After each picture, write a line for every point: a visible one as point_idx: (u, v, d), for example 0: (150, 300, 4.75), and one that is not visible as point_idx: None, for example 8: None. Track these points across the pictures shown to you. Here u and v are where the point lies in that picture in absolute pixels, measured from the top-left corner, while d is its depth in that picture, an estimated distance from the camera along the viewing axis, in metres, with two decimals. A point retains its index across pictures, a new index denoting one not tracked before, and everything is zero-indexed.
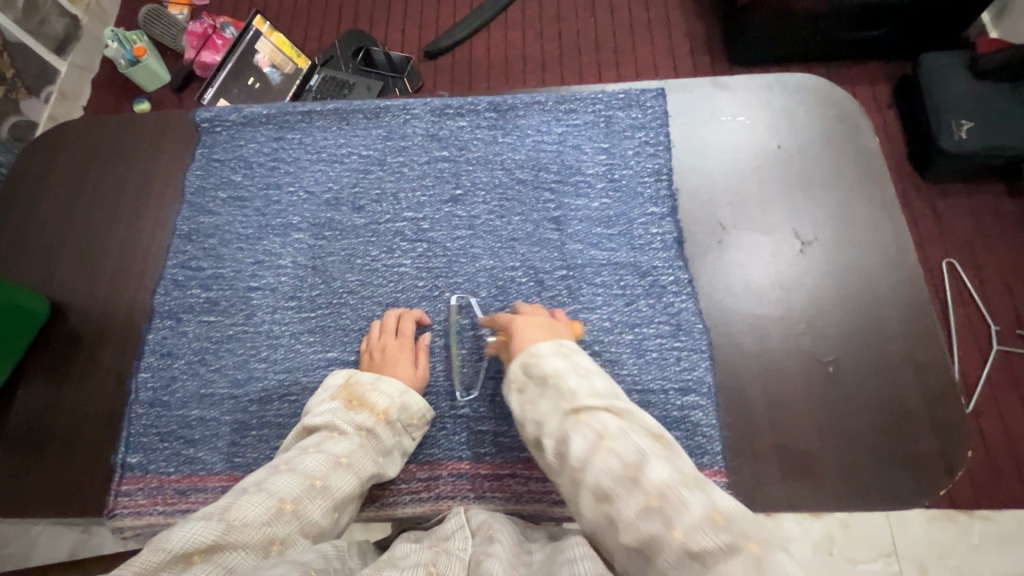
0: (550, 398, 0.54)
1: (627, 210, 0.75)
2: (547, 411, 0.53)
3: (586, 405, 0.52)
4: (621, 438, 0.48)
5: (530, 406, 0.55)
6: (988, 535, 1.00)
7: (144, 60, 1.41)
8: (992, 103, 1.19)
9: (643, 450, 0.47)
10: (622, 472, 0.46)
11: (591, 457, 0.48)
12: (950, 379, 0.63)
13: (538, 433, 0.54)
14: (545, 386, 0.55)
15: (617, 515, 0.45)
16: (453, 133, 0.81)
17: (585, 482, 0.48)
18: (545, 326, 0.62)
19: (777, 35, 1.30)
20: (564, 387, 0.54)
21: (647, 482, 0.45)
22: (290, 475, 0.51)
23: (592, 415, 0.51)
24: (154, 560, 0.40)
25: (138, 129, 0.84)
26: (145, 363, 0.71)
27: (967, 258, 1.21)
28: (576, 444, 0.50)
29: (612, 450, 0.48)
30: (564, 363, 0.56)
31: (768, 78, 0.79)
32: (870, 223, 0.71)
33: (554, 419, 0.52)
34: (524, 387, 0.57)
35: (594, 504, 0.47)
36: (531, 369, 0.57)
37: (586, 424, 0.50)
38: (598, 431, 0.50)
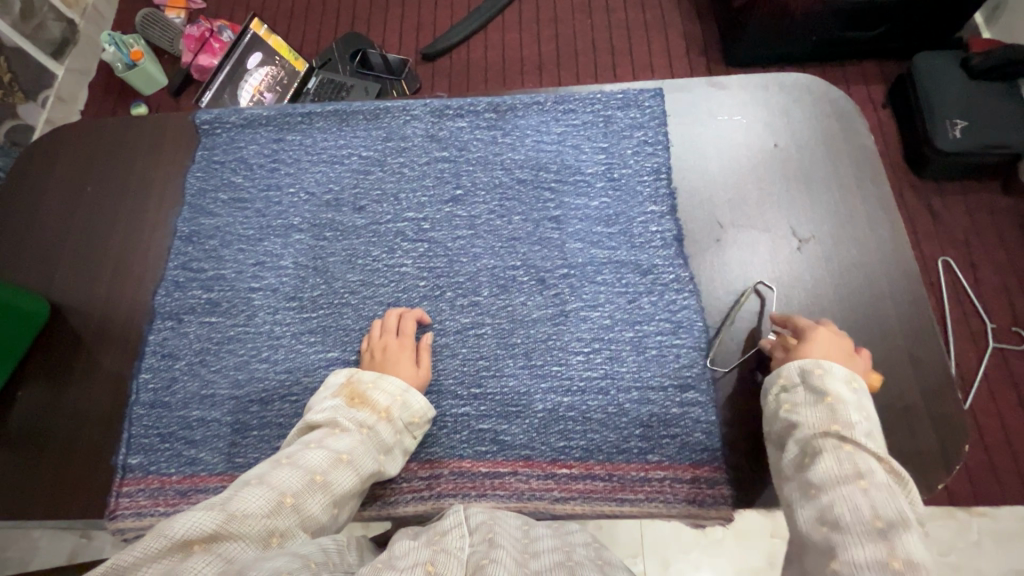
0: (819, 411, 0.53)
1: (628, 209, 0.76)
2: (812, 420, 0.52)
3: (858, 441, 0.50)
4: (883, 491, 0.46)
5: (792, 408, 0.55)
6: (988, 532, 1.00)
7: (141, 64, 1.42)
8: (985, 103, 1.21)
9: (904, 517, 0.45)
10: (872, 524, 0.44)
11: (841, 486, 0.47)
12: (950, 375, 0.63)
13: (786, 434, 0.54)
14: (818, 401, 0.54)
15: (841, 546, 0.44)
16: (453, 134, 0.81)
17: (817, 501, 0.48)
18: (844, 351, 0.59)
19: (772, 35, 1.31)
20: (840, 414, 0.52)
21: (896, 543, 0.43)
22: (292, 470, 0.51)
23: (858, 450, 0.49)
24: (153, 546, 0.40)
25: (138, 131, 0.84)
26: (146, 364, 0.71)
27: (963, 256, 1.21)
28: (827, 464, 0.49)
29: (866, 493, 0.46)
30: (848, 394, 0.54)
31: (765, 78, 0.80)
32: (869, 220, 0.71)
33: (815, 430, 0.52)
34: (792, 388, 0.56)
35: (816, 521, 0.47)
36: (810, 378, 0.55)
37: (848, 455, 0.49)
38: (861, 469, 0.48)
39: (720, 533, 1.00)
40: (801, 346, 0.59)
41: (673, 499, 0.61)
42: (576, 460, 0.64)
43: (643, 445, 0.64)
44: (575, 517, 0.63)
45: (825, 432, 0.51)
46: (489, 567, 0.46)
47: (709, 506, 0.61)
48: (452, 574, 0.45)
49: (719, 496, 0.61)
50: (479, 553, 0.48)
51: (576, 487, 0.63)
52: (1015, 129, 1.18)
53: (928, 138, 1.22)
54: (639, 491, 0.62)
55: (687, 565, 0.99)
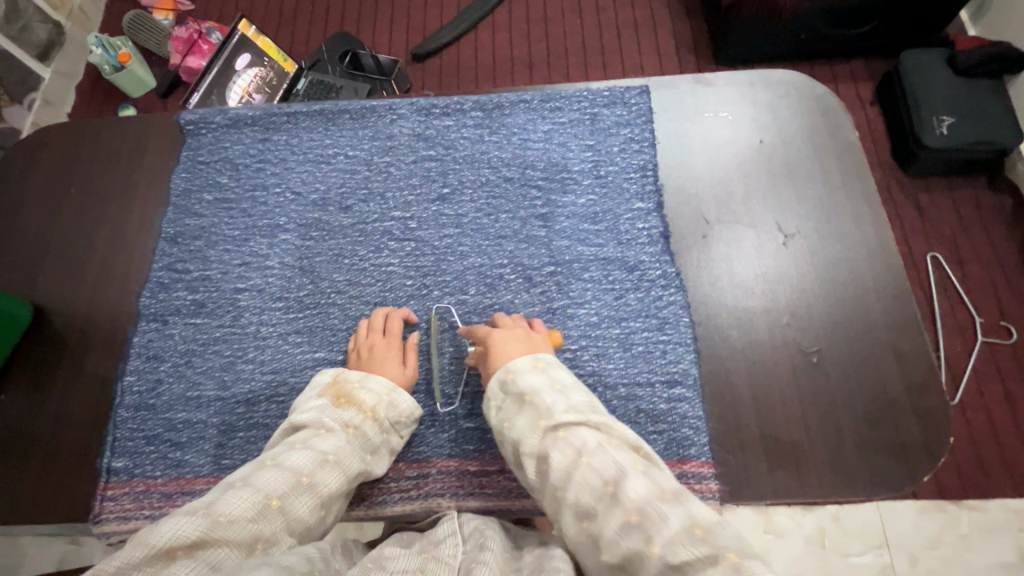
0: (526, 416, 0.54)
1: (614, 206, 0.76)
2: (524, 428, 0.54)
3: (563, 423, 0.52)
4: (598, 453, 0.48)
5: (509, 422, 0.56)
6: (976, 525, 1.01)
7: (129, 65, 1.41)
8: (969, 100, 1.22)
9: (621, 466, 0.47)
10: (602, 490, 0.46)
11: (571, 475, 0.48)
12: (931, 368, 0.64)
13: (516, 450, 0.54)
14: (522, 404, 0.55)
15: (600, 534, 0.45)
16: (440, 132, 0.81)
17: (564, 499, 0.48)
18: (519, 339, 0.63)
19: (760, 34, 1.32)
20: (540, 404, 0.54)
21: (625, 496, 0.45)
22: (277, 471, 0.51)
23: (569, 430, 0.51)
24: (135, 555, 0.40)
25: (121, 132, 0.83)
26: (132, 366, 0.71)
27: (950, 251, 1.22)
28: (555, 460, 0.50)
29: (590, 466, 0.48)
30: (543, 380, 0.56)
31: (749, 75, 0.81)
32: (852, 214, 0.72)
33: (532, 437, 0.53)
34: (502, 405, 0.57)
35: (574, 520, 0.47)
36: (508, 387, 0.57)
37: (565, 440, 0.50)
38: (578, 447, 0.49)
39: None
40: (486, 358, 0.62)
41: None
42: None
43: None
44: None
45: (539, 432, 0.52)
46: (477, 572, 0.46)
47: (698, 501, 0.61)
48: None
49: (707, 490, 0.61)
50: (469, 558, 0.48)
51: None
52: (998, 126, 1.20)
53: (915, 134, 1.23)
54: None
55: None
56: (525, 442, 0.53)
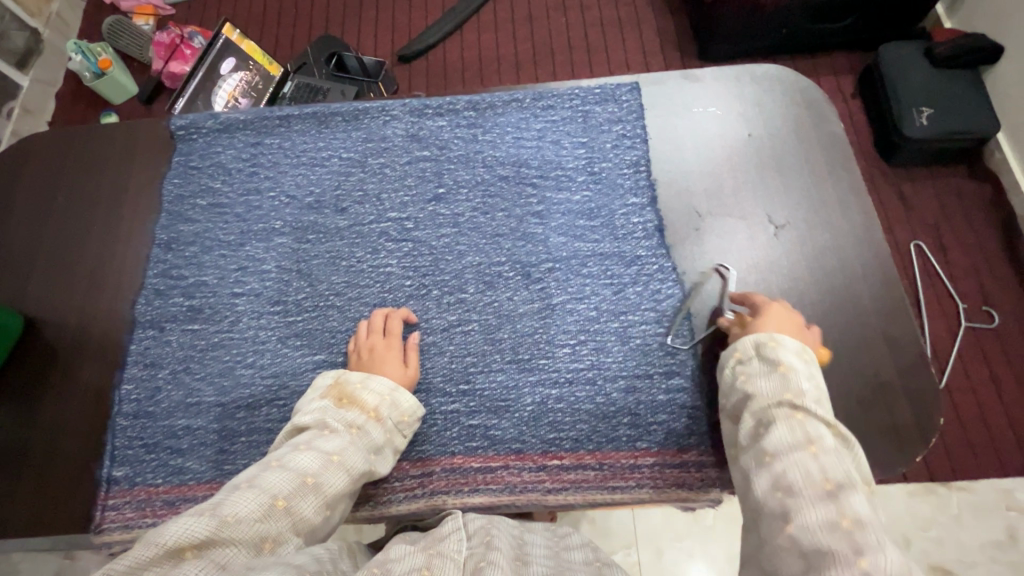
0: (772, 382, 0.53)
1: (609, 202, 0.77)
2: (766, 391, 0.53)
3: (808, 409, 0.49)
4: (833, 455, 0.46)
5: (748, 380, 0.55)
6: (967, 504, 1.04)
7: (110, 72, 1.39)
8: (946, 92, 1.25)
9: (854, 480, 0.44)
10: (822, 486, 0.44)
11: (793, 452, 0.46)
12: (922, 351, 0.66)
13: (743, 405, 0.54)
14: (771, 371, 0.54)
15: (796, 511, 0.43)
16: (433, 133, 0.82)
17: (770, 467, 0.47)
18: (795, 326, 0.61)
19: (744, 30, 1.34)
20: (792, 383, 0.52)
21: (846, 502, 0.42)
22: (282, 472, 0.50)
23: (810, 419, 0.49)
24: (145, 554, 0.39)
25: (110, 139, 0.82)
26: (128, 375, 0.70)
27: (934, 239, 1.25)
28: (779, 431, 0.49)
29: (817, 458, 0.46)
30: (801, 364, 0.54)
31: (737, 71, 0.82)
32: (842, 204, 0.73)
33: (768, 401, 0.52)
34: (749, 363, 0.56)
35: (768, 488, 0.46)
36: (764, 351, 0.56)
37: (799, 422, 0.49)
38: (811, 436, 0.47)
39: (710, 519, 1.01)
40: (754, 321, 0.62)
41: (662, 484, 0.63)
42: (566, 451, 0.64)
43: (631, 433, 0.65)
44: (568, 507, 0.64)
45: (776, 402, 0.51)
46: (484, 569, 0.46)
47: (697, 489, 0.62)
48: None
49: (707, 479, 0.62)
50: (476, 555, 0.49)
51: (567, 477, 0.63)
52: (975, 116, 1.23)
53: (896, 126, 1.25)
54: (628, 478, 0.63)
55: (680, 553, 1.00)
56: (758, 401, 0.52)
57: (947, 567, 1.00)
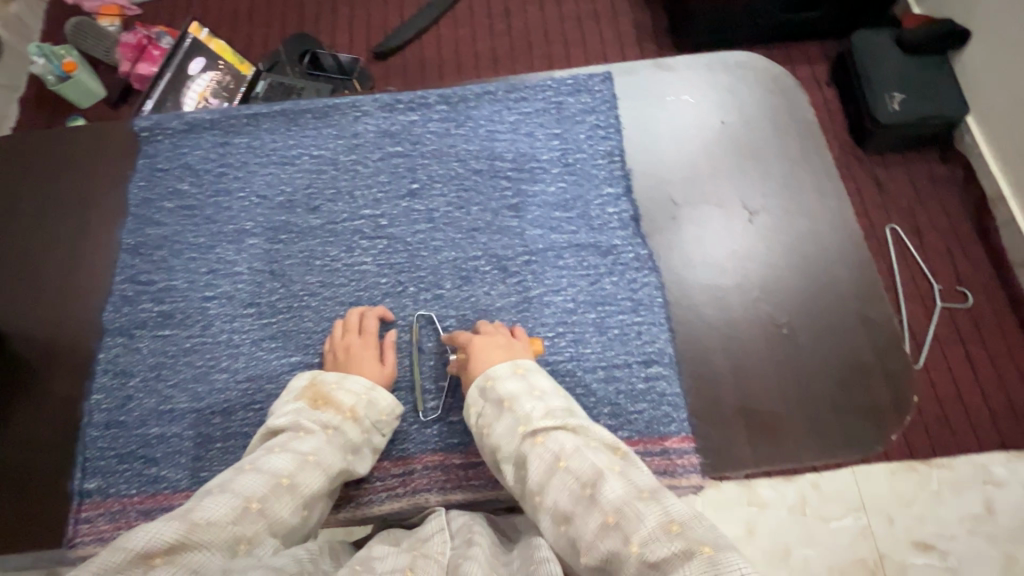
0: (506, 422, 0.55)
1: (584, 193, 0.76)
2: (504, 434, 0.55)
3: (542, 428, 0.53)
4: (577, 456, 0.49)
5: (488, 430, 0.56)
6: (946, 481, 1.06)
7: (76, 75, 1.35)
8: (916, 77, 1.27)
9: (598, 468, 0.48)
10: (581, 493, 0.47)
11: (550, 480, 0.49)
12: (895, 331, 0.67)
13: (497, 457, 0.55)
14: (501, 411, 0.56)
15: (577, 535, 0.45)
16: (406, 128, 0.80)
17: (544, 505, 0.48)
18: (499, 346, 0.63)
19: (717, 19, 1.34)
20: (518, 410, 0.55)
21: (602, 500, 0.45)
22: (255, 475, 0.48)
23: (547, 435, 0.52)
24: (113, 560, 0.38)
25: (71, 142, 0.80)
26: (99, 384, 0.68)
27: (908, 222, 1.27)
28: (533, 468, 0.51)
29: (567, 470, 0.49)
30: (518, 385, 0.58)
31: (707, 58, 0.82)
32: (813, 188, 0.74)
33: (512, 443, 0.54)
34: (481, 413, 0.58)
35: (553, 527, 0.47)
36: (488, 394, 0.58)
37: (542, 444, 0.52)
38: (556, 452, 0.50)
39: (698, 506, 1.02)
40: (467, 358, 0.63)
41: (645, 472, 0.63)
42: None
43: (612, 422, 0.66)
44: None
45: (518, 437, 0.53)
46: (463, 566, 0.46)
47: (680, 475, 0.63)
48: None
49: (690, 465, 0.63)
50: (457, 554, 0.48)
51: None
52: (945, 101, 1.26)
53: (869, 112, 1.27)
54: None
55: None
56: (503, 448, 0.54)
57: (928, 543, 1.02)
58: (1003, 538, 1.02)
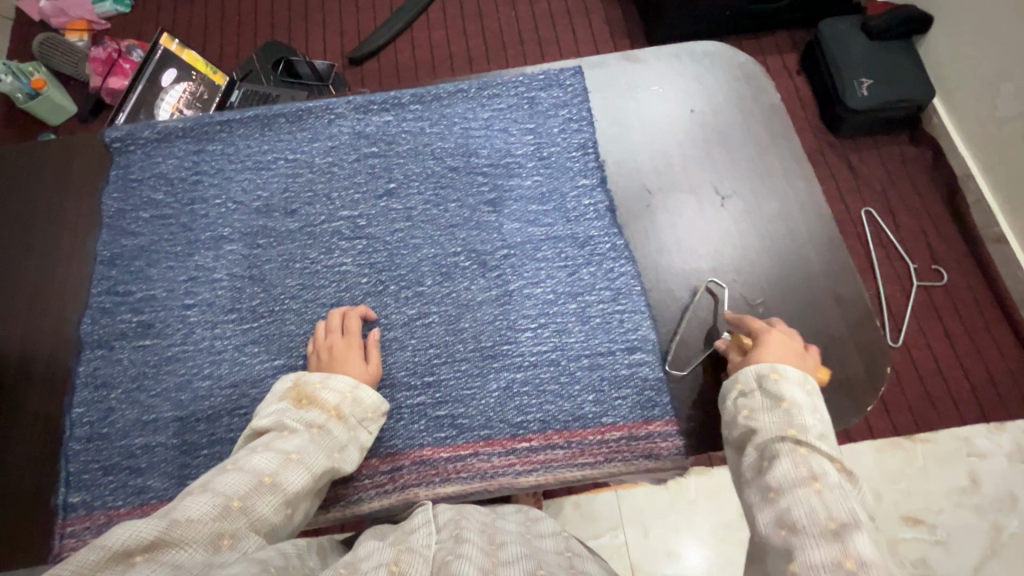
0: (776, 416, 0.52)
1: (560, 185, 0.77)
2: (769, 426, 0.52)
3: (814, 445, 0.49)
4: (837, 491, 0.46)
5: (751, 414, 0.54)
6: (930, 454, 1.09)
7: (46, 92, 1.33)
8: (883, 62, 1.30)
9: (857, 517, 0.44)
10: (826, 526, 0.43)
11: (797, 488, 0.46)
12: (867, 307, 0.68)
13: (746, 439, 0.53)
14: (776, 407, 0.53)
15: (798, 549, 0.43)
16: (380, 128, 0.81)
17: (775, 503, 0.46)
18: (798, 353, 0.59)
19: (687, 13, 1.36)
20: (795, 418, 0.52)
21: (850, 543, 0.42)
22: (237, 474, 0.48)
23: (813, 453, 0.49)
24: (91, 557, 0.38)
25: (40, 157, 0.79)
26: (79, 398, 0.68)
27: (883, 204, 1.30)
28: (782, 466, 0.48)
29: (820, 494, 0.45)
30: (804, 398, 0.53)
31: (676, 49, 0.84)
32: (784, 171, 0.76)
33: (771, 435, 0.51)
34: (753, 395, 0.55)
35: (771, 524, 0.46)
36: (768, 384, 0.55)
37: (802, 457, 0.48)
38: (815, 471, 0.47)
39: (694, 493, 1.04)
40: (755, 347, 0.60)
41: (630, 457, 0.64)
42: (535, 433, 0.65)
43: (597, 409, 0.66)
44: (541, 488, 0.64)
45: (781, 436, 0.51)
46: (453, 563, 0.46)
47: (665, 458, 0.63)
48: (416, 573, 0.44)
49: (672, 447, 0.63)
50: (445, 549, 0.48)
51: (537, 458, 0.64)
52: (912, 83, 1.29)
53: (839, 97, 1.30)
54: (597, 453, 0.64)
55: (666, 529, 1.02)
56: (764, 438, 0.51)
57: (916, 517, 1.04)
58: (987, 508, 1.04)
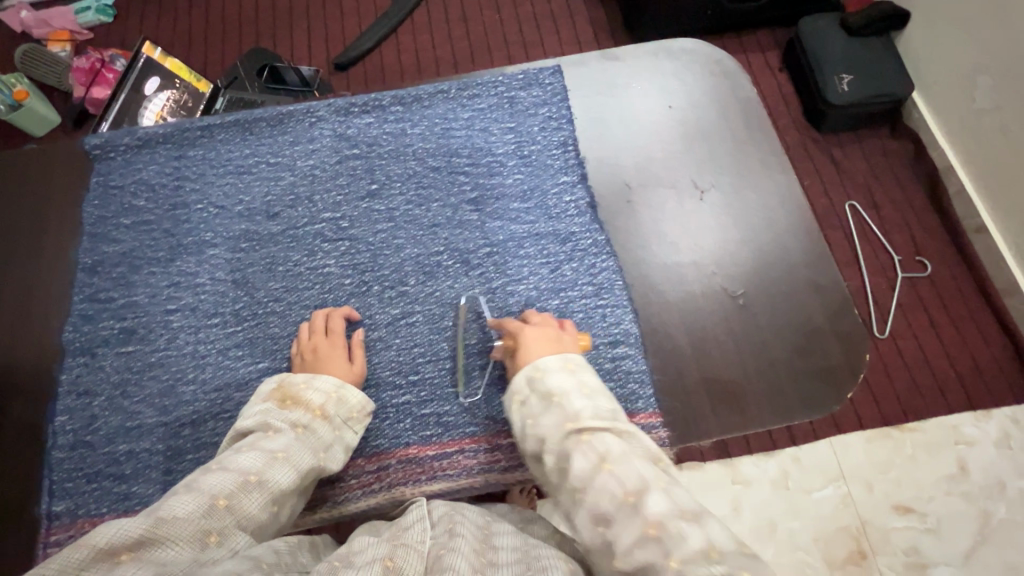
0: (552, 414, 0.51)
1: (541, 183, 0.78)
2: (549, 427, 0.50)
3: (590, 427, 0.48)
4: (623, 462, 0.45)
5: (532, 421, 0.51)
6: (918, 443, 1.10)
7: (28, 103, 1.32)
8: (862, 57, 1.32)
9: (647, 479, 0.44)
10: (624, 500, 0.43)
11: (592, 480, 0.45)
12: (845, 295, 0.69)
13: (538, 448, 0.50)
14: (548, 404, 0.51)
15: (616, 541, 0.42)
16: (362, 130, 0.81)
17: (583, 502, 0.45)
18: (555, 337, 0.59)
19: (668, 12, 1.38)
20: (566, 407, 0.50)
21: (648, 511, 0.42)
22: (222, 473, 0.48)
23: (593, 435, 0.48)
24: (76, 557, 0.38)
25: (20, 166, 0.79)
26: (62, 406, 0.67)
27: (866, 196, 1.32)
28: (576, 463, 0.46)
29: (613, 474, 0.45)
30: (568, 381, 0.53)
31: (653, 47, 0.85)
32: (762, 164, 0.77)
33: (554, 435, 0.49)
34: (524, 402, 0.53)
35: (589, 526, 0.44)
36: (535, 385, 0.53)
37: (587, 443, 0.47)
38: (601, 453, 0.46)
39: None
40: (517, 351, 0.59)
41: None
42: None
43: None
44: (526, 483, 0.65)
45: (562, 432, 0.49)
46: (446, 557, 0.45)
47: None
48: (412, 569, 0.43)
49: (659, 439, 0.63)
50: (439, 544, 0.48)
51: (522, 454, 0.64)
52: (891, 78, 1.31)
53: (821, 94, 1.31)
54: None
55: None
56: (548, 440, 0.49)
57: (906, 506, 1.05)
58: (976, 495, 1.05)
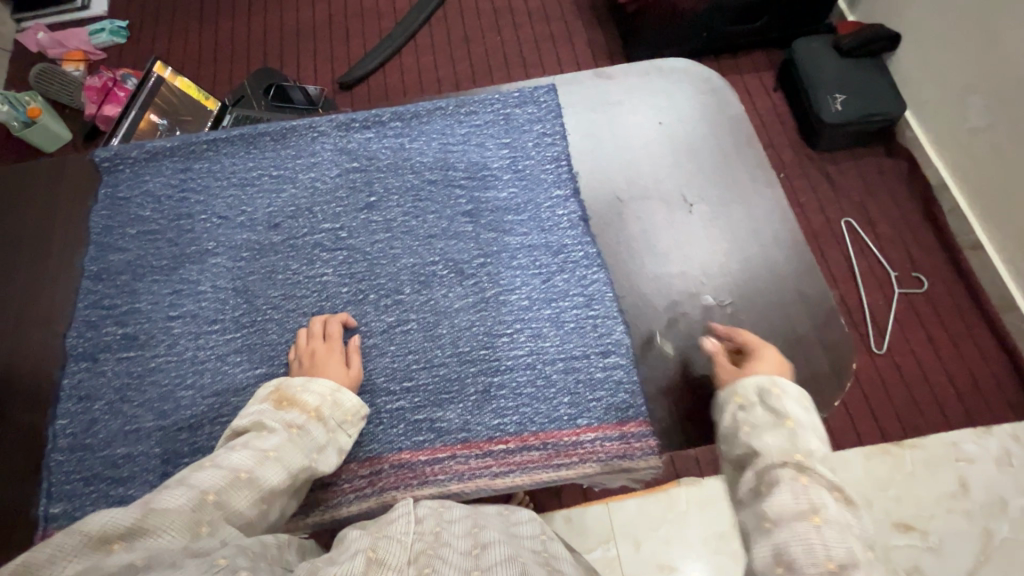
0: (779, 436, 0.52)
1: (534, 196, 0.80)
2: (770, 447, 0.51)
3: (813, 472, 0.48)
4: (835, 527, 0.45)
5: (754, 431, 0.53)
6: (918, 459, 1.09)
7: (41, 120, 1.36)
8: (856, 77, 1.35)
9: (855, 557, 0.43)
10: (825, 566, 0.43)
11: (796, 522, 0.45)
12: (831, 305, 0.70)
13: (746, 459, 0.52)
14: (778, 425, 0.53)
15: None
16: (362, 145, 0.84)
17: (771, 535, 0.46)
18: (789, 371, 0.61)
19: (665, 35, 1.42)
20: (797, 441, 0.51)
21: None
22: (213, 470, 0.49)
23: (813, 482, 0.48)
24: (69, 543, 0.39)
25: (34, 179, 0.83)
26: (63, 410, 0.69)
27: (861, 213, 1.34)
28: (781, 495, 0.47)
29: (819, 531, 0.45)
30: (804, 416, 0.54)
31: (645, 65, 0.88)
32: (750, 178, 0.79)
33: (773, 456, 0.50)
34: (753, 409, 0.55)
35: (768, 558, 0.45)
36: (768, 399, 0.55)
37: (803, 487, 0.47)
38: (814, 505, 0.46)
39: (684, 503, 1.04)
40: (752, 363, 0.61)
41: (582, 460, 0.65)
42: (510, 435, 0.66)
43: (572, 411, 0.67)
44: (516, 490, 0.66)
45: (783, 460, 0.50)
46: (433, 556, 0.46)
47: (640, 460, 0.65)
48: (394, 561, 0.44)
49: (647, 448, 0.65)
50: (423, 542, 0.48)
51: (513, 460, 0.65)
52: (883, 98, 1.34)
53: (815, 113, 1.35)
54: (571, 455, 0.65)
55: (655, 539, 1.02)
56: (766, 457, 0.51)
57: (908, 524, 1.03)
58: (977, 512, 1.04)
